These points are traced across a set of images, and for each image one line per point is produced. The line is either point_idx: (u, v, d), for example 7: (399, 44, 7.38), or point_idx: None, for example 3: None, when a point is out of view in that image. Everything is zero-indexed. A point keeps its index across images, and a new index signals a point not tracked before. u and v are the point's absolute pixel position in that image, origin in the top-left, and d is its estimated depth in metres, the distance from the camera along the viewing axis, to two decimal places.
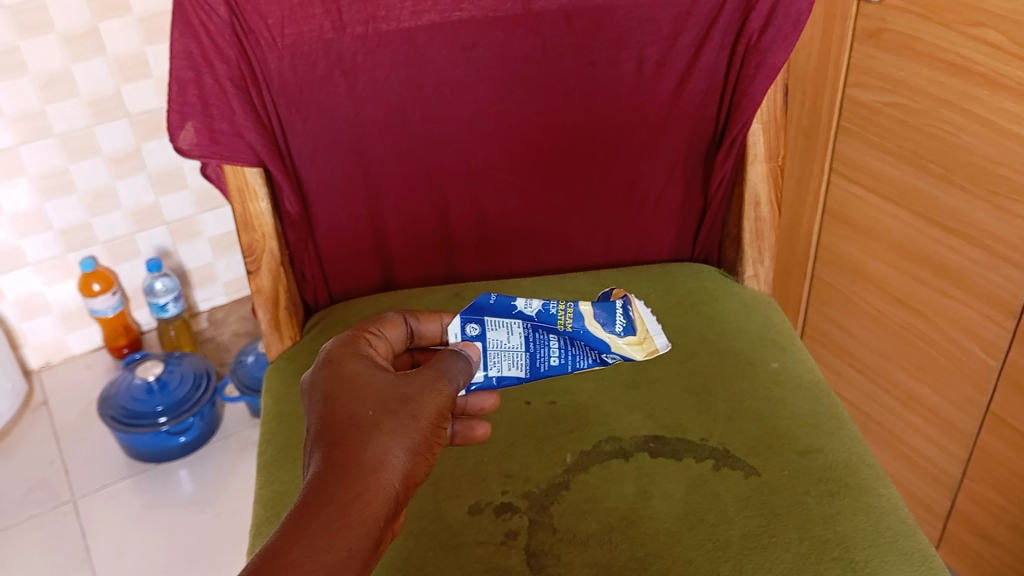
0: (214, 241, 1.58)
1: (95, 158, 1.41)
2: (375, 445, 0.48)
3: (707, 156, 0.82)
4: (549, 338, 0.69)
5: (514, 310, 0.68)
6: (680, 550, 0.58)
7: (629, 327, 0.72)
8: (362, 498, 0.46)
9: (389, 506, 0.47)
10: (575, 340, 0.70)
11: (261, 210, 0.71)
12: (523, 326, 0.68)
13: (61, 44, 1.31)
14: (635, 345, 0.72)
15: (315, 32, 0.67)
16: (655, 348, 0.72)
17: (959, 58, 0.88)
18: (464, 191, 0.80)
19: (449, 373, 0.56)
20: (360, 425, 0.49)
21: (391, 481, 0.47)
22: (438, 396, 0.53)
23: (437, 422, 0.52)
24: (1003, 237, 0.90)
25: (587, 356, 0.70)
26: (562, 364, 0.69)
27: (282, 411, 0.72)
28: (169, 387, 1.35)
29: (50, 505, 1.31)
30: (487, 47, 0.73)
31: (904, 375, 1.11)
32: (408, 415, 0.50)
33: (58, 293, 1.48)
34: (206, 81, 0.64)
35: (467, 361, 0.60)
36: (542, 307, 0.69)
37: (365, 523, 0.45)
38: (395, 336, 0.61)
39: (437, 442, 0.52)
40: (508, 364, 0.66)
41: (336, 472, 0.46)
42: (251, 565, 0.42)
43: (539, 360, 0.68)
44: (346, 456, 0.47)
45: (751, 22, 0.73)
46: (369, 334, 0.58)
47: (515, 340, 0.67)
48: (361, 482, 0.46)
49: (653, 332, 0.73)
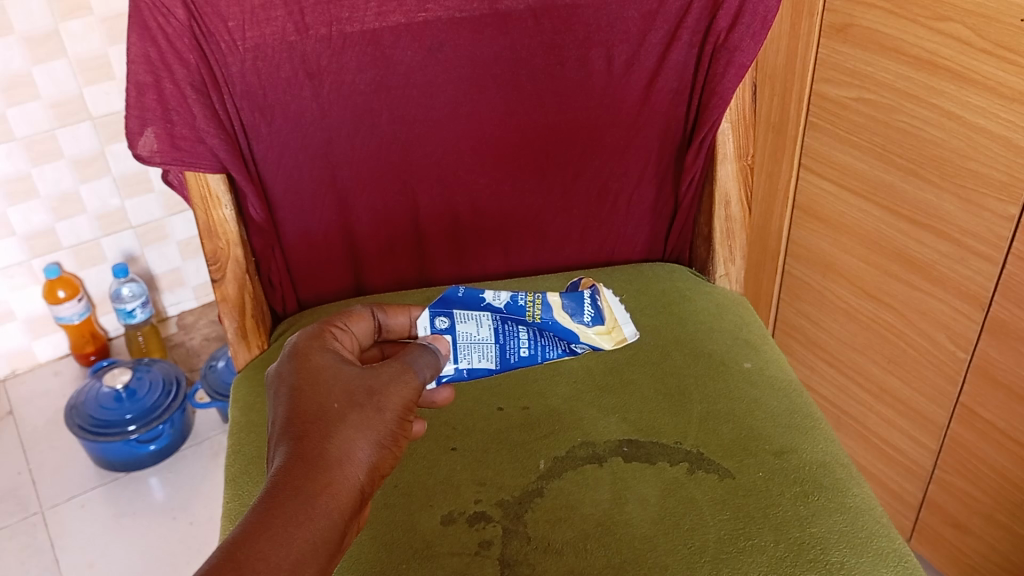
0: (182, 245, 1.55)
1: (59, 161, 1.38)
2: (341, 437, 0.47)
3: (677, 155, 0.81)
4: (519, 330, 0.70)
5: (483, 303, 0.69)
6: (656, 556, 0.57)
7: (597, 317, 0.74)
8: (327, 491, 0.45)
9: (354, 499, 0.46)
10: (544, 330, 0.71)
11: (225, 217, 0.69)
12: (493, 318, 0.69)
13: (21, 47, 1.28)
14: (604, 334, 0.74)
15: (278, 34, 0.66)
16: (623, 337, 0.74)
17: (925, 51, 0.88)
18: (434, 192, 0.79)
19: (417, 365, 0.55)
20: (326, 417, 0.48)
21: (356, 474, 0.46)
22: (405, 389, 0.52)
23: (404, 414, 0.51)
24: (972, 230, 0.91)
25: (556, 346, 0.72)
26: (531, 355, 0.70)
27: (251, 421, 0.70)
28: (138, 394, 1.33)
29: (19, 516, 1.28)
30: (454, 47, 0.72)
31: (876, 368, 1.11)
32: (374, 408, 0.49)
33: (23, 300, 1.45)
34: (166, 85, 0.62)
35: (434, 356, 0.59)
36: (511, 299, 0.70)
37: (329, 516, 0.44)
38: (362, 330, 0.60)
39: (404, 435, 0.51)
40: (479, 356, 0.67)
41: (301, 464, 0.45)
42: (214, 557, 0.41)
43: (509, 351, 0.69)
44: (312, 448, 0.46)
45: (719, 20, 0.72)
46: (335, 328, 0.57)
47: (485, 331, 0.68)
48: (326, 474, 0.45)
49: (621, 321, 0.75)
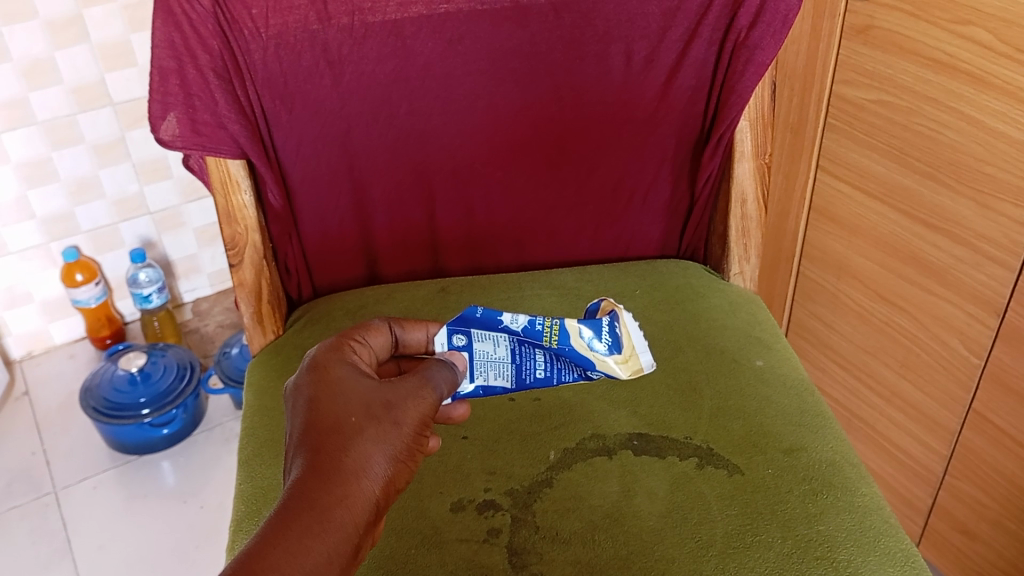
0: (199, 232, 1.56)
1: (80, 146, 1.39)
2: (357, 451, 0.47)
3: (694, 152, 0.82)
4: (535, 352, 0.69)
5: (500, 324, 0.67)
6: (662, 549, 0.58)
7: (614, 345, 0.71)
8: (343, 503, 0.45)
9: (369, 513, 0.46)
10: (561, 355, 0.69)
11: (243, 202, 0.70)
12: (510, 340, 0.68)
13: (46, 31, 1.29)
14: (619, 363, 0.71)
15: (301, 22, 0.67)
16: (639, 367, 0.71)
17: (946, 55, 0.88)
18: (451, 185, 0.80)
19: (434, 381, 0.55)
20: (344, 429, 0.48)
21: (371, 488, 0.47)
22: (421, 405, 0.52)
23: (419, 430, 0.51)
24: (988, 235, 0.90)
25: (572, 371, 0.70)
26: (547, 377, 0.69)
27: (264, 406, 0.71)
28: (152, 378, 1.34)
29: (32, 496, 1.30)
30: (475, 40, 0.72)
31: (889, 371, 1.11)
32: (390, 422, 0.50)
33: (42, 283, 1.47)
34: (189, 70, 0.63)
35: (452, 370, 0.59)
36: (528, 323, 0.68)
37: (343, 528, 0.45)
38: (379, 344, 0.59)
39: (419, 451, 0.51)
40: (495, 374, 0.66)
41: (318, 476, 0.46)
42: (229, 568, 0.41)
43: (525, 372, 0.68)
44: (329, 460, 0.46)
45: (739, 18, 0.72)
46: (354, 341, 0.57)
47: (501, 351, 0.67)
48: (342, 486, 0.46)
49: (638, 349, 0.71)
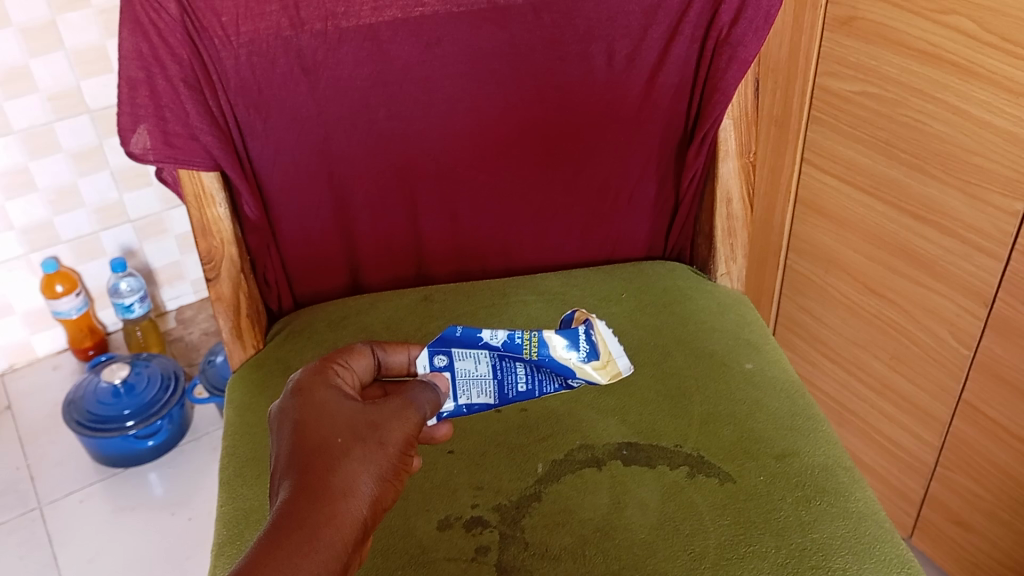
0: (180, 239, 1.54)
1: (58, 155, 1.37)
2: (345, 470, 0.46)
3: (680, 151, 0.80)
4: (516, 366, 0.68)
5: (480, 341, 0.67)
6: (655, 562, 0.57)
7: (592, 352, 0.69)
8: (332, 522, 0.44)
9: (358, 531, 0.45)
10: (541, 366, 0.68)
11: (218, 215, 0.68)
12: (490, 356, 0.67)
13: (19, 39, 1.26)
14: (598, 368, 0.69)
15: (272, 29, 0.65)
16: (618, 370, 0.70)
17: (932, 45, 0.87)
18: (432, 191, 0.78)
19: (418, 402, 0.54)
20: (331, 449, 0.47)
21: (360, 507, 0.45)
22: (407, 425, 0.51)
23: (405, 450, 0.50)
24: (976, 225, 0.89)
25: (553, 381, 0.69)
26: (530, 390, 0.68)
27: (245, 423, 0.69)
28: (136, 389, 1.32)
29: (18, 512, 1.28)
30: (453, 43, 0.71)
31: (879, 364, 1.10)
32: (377, 442, 0.49)
33: (21, 294, 1.44)
34: (159, 82, 0.61)
35: (434, 393, 0.58)
36: (508, 337, 0.68)
37: (333, 546, 0.43)
38: (363, 367, 0.59)
39: (406, 472, 0.50)
40: (478, 392, 0.65)
41: (305, 496, 0.44)
42: None
43: (507, 386, 0.67)
44: (316, 480, 0.45)
45: (722, 14, 0.71)
46: (337, 364, 0.56)
47: (483, 368, 0.66)
48: (331, 504, 0.44)
49: (615, 354, 0.70)
